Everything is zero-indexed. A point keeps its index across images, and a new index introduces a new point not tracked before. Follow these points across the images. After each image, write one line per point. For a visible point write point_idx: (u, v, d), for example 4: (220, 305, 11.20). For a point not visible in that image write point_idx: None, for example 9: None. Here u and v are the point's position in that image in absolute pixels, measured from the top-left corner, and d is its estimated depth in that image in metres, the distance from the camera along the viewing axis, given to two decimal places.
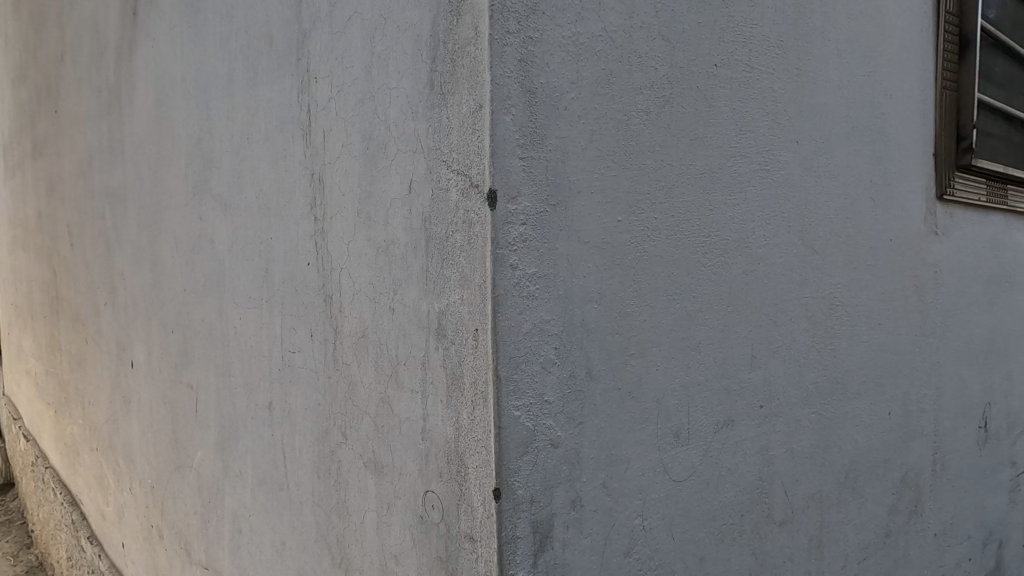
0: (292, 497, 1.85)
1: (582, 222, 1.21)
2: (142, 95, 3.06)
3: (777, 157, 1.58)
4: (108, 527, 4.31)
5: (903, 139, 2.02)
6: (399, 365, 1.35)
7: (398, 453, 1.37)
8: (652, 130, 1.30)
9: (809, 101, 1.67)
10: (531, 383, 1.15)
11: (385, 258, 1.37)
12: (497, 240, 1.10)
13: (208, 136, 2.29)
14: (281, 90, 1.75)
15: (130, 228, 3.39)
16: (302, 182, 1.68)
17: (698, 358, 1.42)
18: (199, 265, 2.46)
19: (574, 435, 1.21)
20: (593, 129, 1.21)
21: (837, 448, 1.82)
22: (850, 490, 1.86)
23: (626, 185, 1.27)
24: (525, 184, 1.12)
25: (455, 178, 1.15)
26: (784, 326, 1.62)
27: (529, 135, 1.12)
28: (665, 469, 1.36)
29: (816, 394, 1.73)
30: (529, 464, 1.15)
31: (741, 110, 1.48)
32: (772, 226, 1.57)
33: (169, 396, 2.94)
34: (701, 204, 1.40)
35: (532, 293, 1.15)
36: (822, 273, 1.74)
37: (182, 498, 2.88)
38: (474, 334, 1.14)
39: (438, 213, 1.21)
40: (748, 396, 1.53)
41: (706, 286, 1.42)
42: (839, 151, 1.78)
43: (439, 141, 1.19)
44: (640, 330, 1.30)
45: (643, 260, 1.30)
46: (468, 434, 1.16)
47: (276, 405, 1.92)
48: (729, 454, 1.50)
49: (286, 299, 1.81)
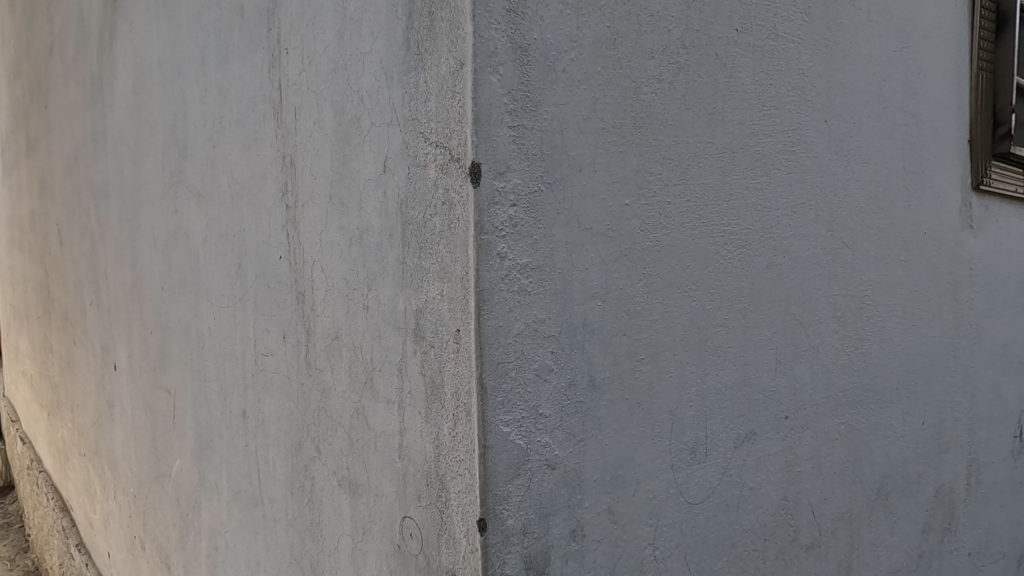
0: (267, 515, 1.68)
1: (583, 204, 1.03)
2: (122, 82, 2.90)
3: (804, 137, 1.41)
4: (96, 536, 4.13)
5: (937, 122, 1.85)
6: (374, 371, 1.18)
7: (373, 472, 1.20)
8: (665, 102, 1.13)
9: (839, 75, 1.49)
10: (523, 394, 0.98)
11: (359, 249, 1.20)
12: (483, 224, 0.93)
13: (183, 123, 2.12)
14: (252, 67, 1.59)
15: (113, 224, 3.22)
16: (273, 167, 1.51)
17: (717, 363, 1.24)
18: (176, 261, 2.29)
19: (574, 455, 1.04)
20: (597, 97, 1.04)
21: (868, 462, 1.64)
22: (881, 508, 1.69)
23: (635, 164, 1.09)
24: (515, 159, 0.95)
25: (434, 152, 0.99)
26: (811, 327, 1.44)
27: (521, 100, 0.95)
28: (679, 491, 1.19)
29: (846, 403, 1.56)
30: (522, 490, 0.98)
31: (764, 83, 1.30)
32: (798, 214, 1.40)
33: (149, 401, 2.77)
34: (720, 188, 1.23)
35: (524, 288, 0.98)
36: (853, 268, 1.56)
37: (162, 509, 2.70)
38: (456, 335, 0.97)
39: (416, 195, 1.04)
40: (772, 406, 1.36)
41: (726, 281, 1.25)
42: (871, 133, 1.60)
43: (416, 110, 1.02)
44: (650, 331, 1.13)
45: (654, 251, 1.13)
46: (449, 454, 1.00)
47: (250, 414, 1.75)
48: (751, 472, 1.32)
49: (259, 297, 1.64)
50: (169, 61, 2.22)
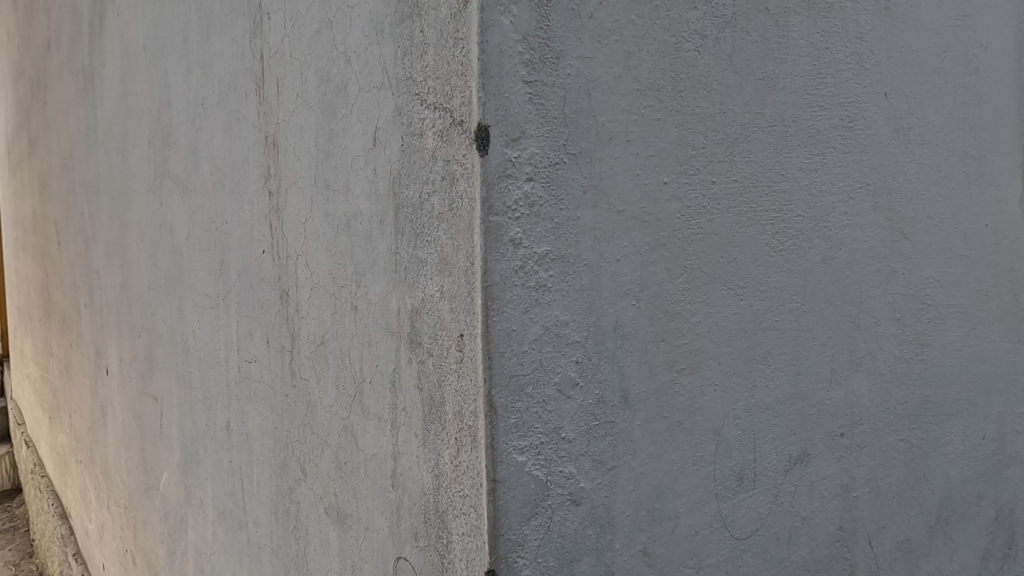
0: (251, 540, 1.50)
1: (614, 182, 0.85)
2: (111, 70, 2.74)
3: (862, 111, 1.22)
4: (91, 547, 3.96)
5: (1010, 88, 1.51)
6: (363, 384, 1.01)
7: (364, 502, 1.03)
8: (709, 62, 0.94)
9: (901, 43, 1.29)
10: (542, 414, 0.81)
11: (346, 239, 1.03)
12: (491, 203, 0.76)
13: (166, 109, 1.96)
14: (233, 38, 1.42)
15: (103, 221, 3.07)
16: (255, 149, 1.34)
17: (767, 373, 1.05)
18: (161, 260, 2.12)
19: (603, 487, 0.86)
20: (631, 52, 0.86)
21: (929, 482, 1.40)
22: (941, 536, 1.43)
23: (675, 136, 0.91)
24: (531, 122, 0.78)
25: (432, 115, 0.82)
26: (869, 331, 1.25)
27: (539, 51, 0.78)
28: (724, 525, 1.01)
29: (907, 418, 1.35)
30: (540, 532, 0.81)
31: (820, 46, 1.11)
32: (856, 200, 1.21)
33: (138, 409, 2.60)
34: (771, 167, 1.04)
35: (543, 283, 0.80)
36: (915, 264, 1.34)
37: (151, 524, 2.53)
38: (460, 343, 0.81)
39: (411, 171, 0.87)
40: (827, 422, 1.17)
41: (777, 277, 1.06)
42: (933, 112, 1.36)
43: (410, 68, 0.86)
44: (692, 336, 0.95)
45: (697, 240, 0.95)
46: (451, 486, 0.83)
47: (234, 427, 1.57)
48: (804, 500, 1.13)
49: (241, 297, 1.47)
50: (153, 43, 2.05)
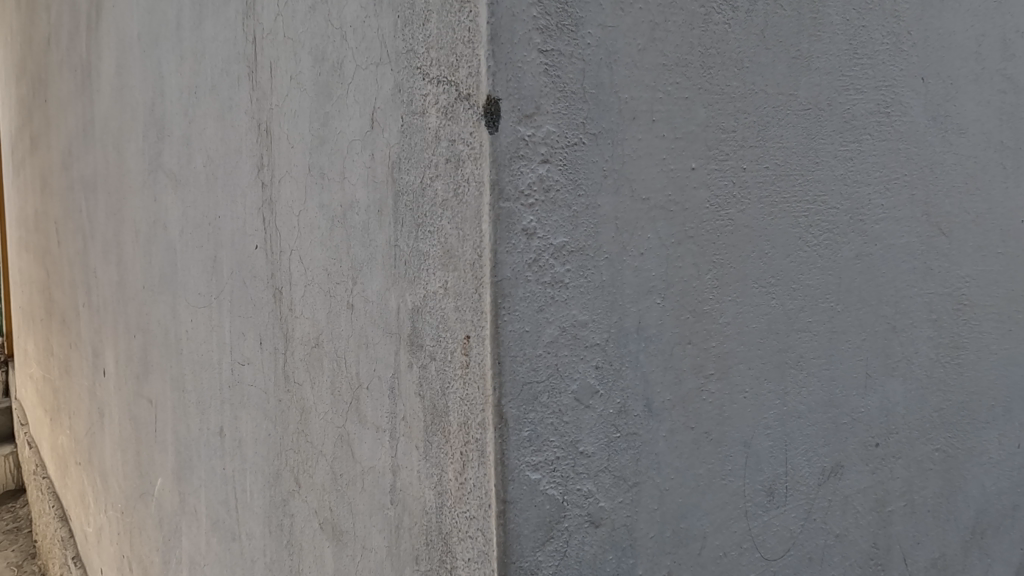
0: (244, 552, 1.42)
1: (637, 167, 0.77)
2: (107, 63, 2.66)
3: (899, 97, 1.13)
4: (89, 551, 3.89)
5: None
6: (360, 390, 0.93)
7: (360, 518, 0.95)
8: (740, 36, 0.86)
9: (940, 24, 1.20)
10: (558, 425, 0.73)
11: (341, 232, 0.95)
12: (502, 187, 0.68)
13: (160, 100, 1.88)
14: (225, 21, 1.34)
15: (101, 220, 2.99)
16: (247, 137, 1.26)
17: (799, 378, 0.96)
18: (155, 257, 2.05)
19: (625, 506, 0.78)
20: (657, 23, 0.78)
21: (965, 495, 1.31)
22: (976, 551, 1.34)
23: (703, 117, 0.83)
24: (547, 97, 0.70)
25: (434, 90, 0.74)
26: (905, 332, 1.16)
27: (556, 17, 0.70)
28: (754, 545, 0.92)
29: (943, 425, 1.26)
30: (554, 557, 0.73)
31: (857, 23, 1.02)
32: (893, 192, 1.12)
33: (134, 411, 2.53)
34: (805, 154, 0.95)
35: (559, 278, 0.72)
36: (953, 260, 1.25)
37: (147, 531, 2.45)
38: (466, 345, 0.72)
39: (412, 154, 0.79)
40: (861, 432, 1.08)
41: (811, 274, 0.97)
42: (971, 99, 1.26)
43: (411, 39, 0.78)
44: (721, 339, 0.86)
45: (726, 233, 0.86)
46: (456, 506, 0.75)
47: (227, 432, 1.50)
48: (837, 516, 1.05)
49: (234, 295, 1.39)
50: (148, 32, 1.97)
